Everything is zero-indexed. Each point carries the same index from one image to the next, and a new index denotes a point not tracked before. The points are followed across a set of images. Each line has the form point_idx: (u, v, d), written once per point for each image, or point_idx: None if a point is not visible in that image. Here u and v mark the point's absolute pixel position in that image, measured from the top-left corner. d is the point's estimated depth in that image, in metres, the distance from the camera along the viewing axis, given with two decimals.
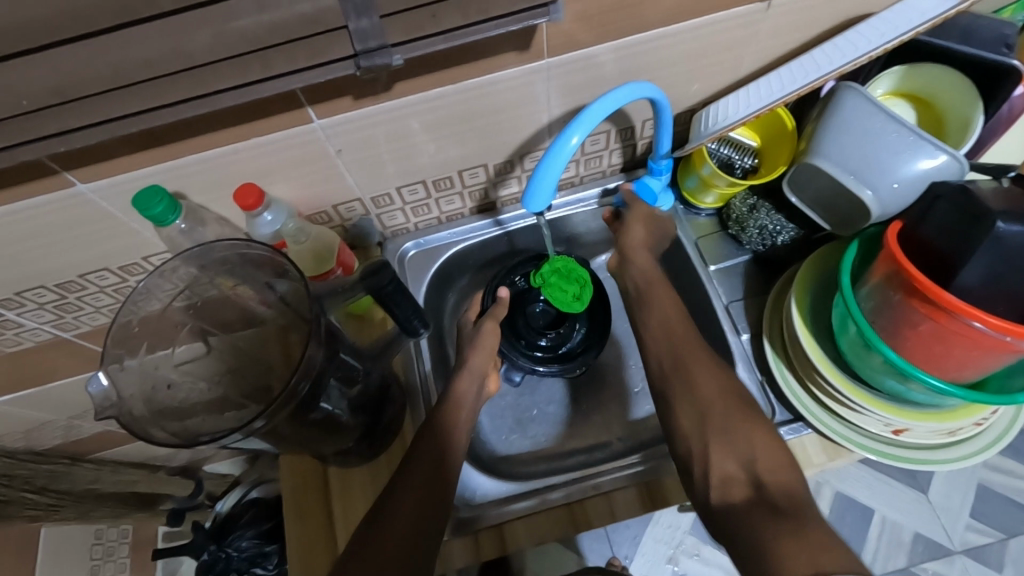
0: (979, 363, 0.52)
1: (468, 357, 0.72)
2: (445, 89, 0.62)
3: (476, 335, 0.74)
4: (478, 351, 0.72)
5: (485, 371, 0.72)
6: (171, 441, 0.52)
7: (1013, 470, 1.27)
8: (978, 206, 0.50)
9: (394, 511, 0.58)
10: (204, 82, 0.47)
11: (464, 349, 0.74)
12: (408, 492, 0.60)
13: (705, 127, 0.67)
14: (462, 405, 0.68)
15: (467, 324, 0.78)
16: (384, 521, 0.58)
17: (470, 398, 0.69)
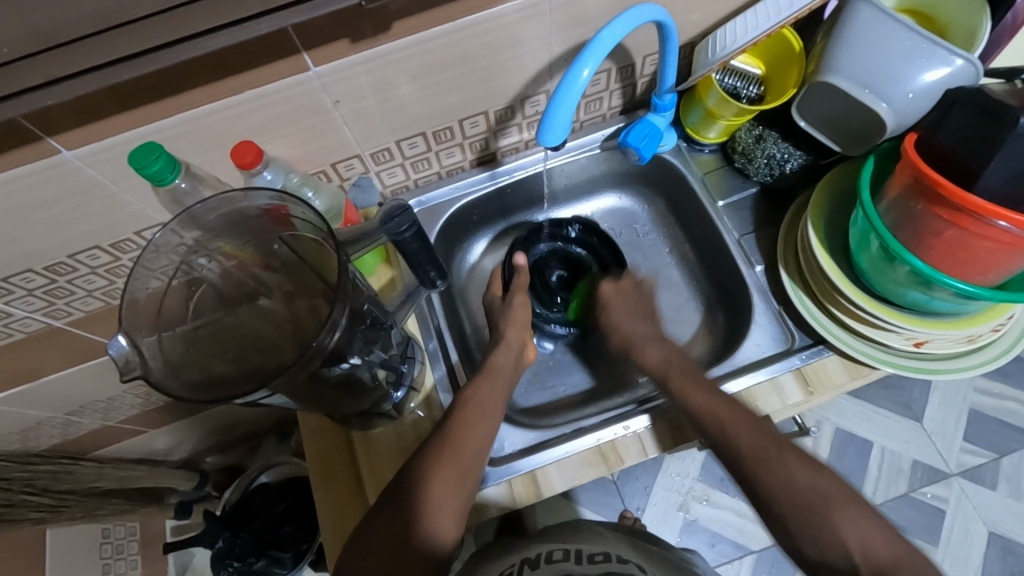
0: (1004, 264, 0.53)
1: (506, 330, 0.73)
2: (444, 27, 0.60)
3: (507, 308, 0.75)
4: (512, 324, 0.73)
5: (522, 342, 0.73)
6: (199, 398, 0.50)
7: (1002, 392, 1.32)
8: (998, 105, 0.49)
9: (420, 483, 0.58)
10: (199, 20, 0.46)
11: (496, 323, 0.75)
12: (436, 463, 0.59)
13: (712, 53, 0.65)
14: (500, 375, 0.69)
15: (494, 300, 0.78)
16: (409, 490, 0.58)
17: (508, 369, 0.70)
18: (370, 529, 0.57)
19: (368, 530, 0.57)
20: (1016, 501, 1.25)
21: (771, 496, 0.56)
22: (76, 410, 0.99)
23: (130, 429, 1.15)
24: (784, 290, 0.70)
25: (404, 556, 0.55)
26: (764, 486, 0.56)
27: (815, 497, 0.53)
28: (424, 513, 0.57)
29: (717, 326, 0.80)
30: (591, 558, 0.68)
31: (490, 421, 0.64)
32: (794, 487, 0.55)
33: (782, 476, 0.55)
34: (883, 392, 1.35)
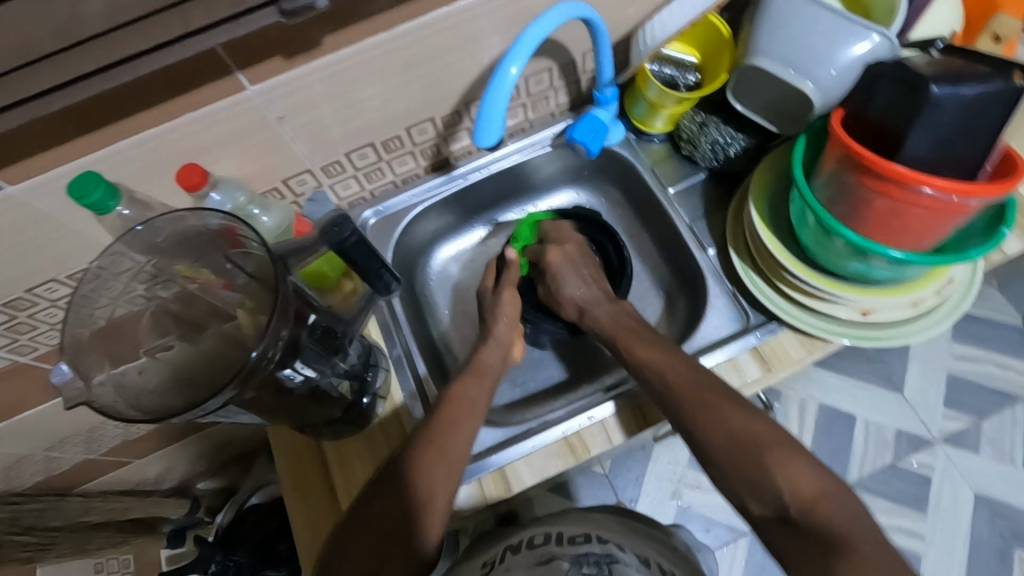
0: (934, 228, 0.54)
1: (494, 326, 0.73)
2: (379, 37, 0.60)
3: (496, 303, 0.75)
4: (500, 320, 0.74)
5: (510, 340, 0.74)
6: (142, 417, 0.51)
7: (978, 356, 1.34)
8: (913, 76, 0.51)
9: (411, 469, 0.59)
10: (126, 46, 0.46)
11: (488, 316, 0.75)
12: (423, 453, 0.60)
13: (643, 44, 0.67)
14: (486, 375, 0.69)
15: (486, 290, 0.79)
16: (396, 479, 0.59)
17: (493, 368, 0.70)
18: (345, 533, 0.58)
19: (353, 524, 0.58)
20: (1000, 462, 1.27)
21: (770, 494, 0.54)
22: (56, 445, 0.98)
23: (114, 462, 1.14)
24: (736, 271, 0.71)
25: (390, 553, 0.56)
26: (761, 485, 0.54)
27: (805, 499, 0.53)
28: (417, 506, 0.58)
29: (678, 311, 0.82)
30: (571, 539, 0.69)
31: (478, 415, 0.65)
32: (787, 492, 0.53)
33: (780, 479, 0.54)
34: (863, 365, 1.36)
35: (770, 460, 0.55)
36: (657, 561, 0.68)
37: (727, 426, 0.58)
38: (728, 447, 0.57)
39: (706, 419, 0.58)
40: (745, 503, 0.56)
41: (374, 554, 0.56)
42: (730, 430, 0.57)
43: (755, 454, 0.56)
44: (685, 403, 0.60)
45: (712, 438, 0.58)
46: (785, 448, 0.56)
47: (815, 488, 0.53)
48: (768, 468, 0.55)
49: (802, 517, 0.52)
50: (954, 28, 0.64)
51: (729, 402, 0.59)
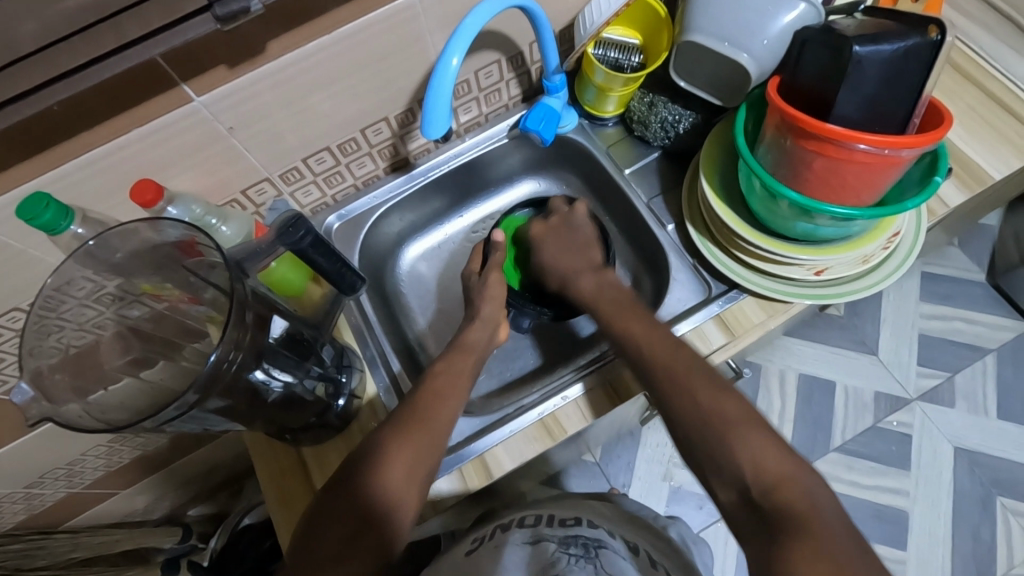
0: (872, 184, 0.57)
1: (482, 307, 0.75)
2: (322, 41, 0.61)
3: (483, 286, 0.76)
4: (488, 300, 0.75)
5: (499, 320, 0.75)
6: (104, 430, 0.50)
7: (943, 313, 1.38)
8: (836, 38, 0.53)
9: (380, 456, 0.59)
10: (64, 63, 0.47)
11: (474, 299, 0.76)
12: (398, 437, 0.60)
13: (584, 29, 0.69)
14: (473, 351, 0.71)
15: (472, 275, 0.80)
16: (370, 461, 0.59)
17: (482, 345, 0.72)
18: (313, 523, 0.56)
19: (330, 508, 0.57)
20: (974, 414, 1.31)
21: (731, 474, 0.54)
22: (36, 481, 0.96)
23: (99, 495, 1.13)
24: (695, 244, 0.73)
25: (359, 540, 0.55)
26: (727, 464, 0.54)
27: (768, 481, 0.52)
28: (390, 495, 0.57)
29: (644, 289, 0.83)
30: (560, 522, 0.70)
31: (462, 393, 0.66)
32: (749, 471, 0.53)
33: (744, 458, 0.54)
34: (835, 331, 1.39)
35: (735, 440, 0.55)
36: (646, 549, 0.69)
37: (700, 407, 0.58)
38: (697, 424, 0.57)
39: (682, 399, 0.59)
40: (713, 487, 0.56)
41: (343, 539, 0.55)
42: (700, 408, 0.57)
43: (721, 429, 0.56)
44: (661, 380, 0.61)
45: (685, 416, 0.58)
46: (754, 430, 0.55)
47: (784, 473, 0.52)
48: (730, 446, 0.55)
49: (765, 499, 0.51)
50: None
51: (704, 380, 0.59)
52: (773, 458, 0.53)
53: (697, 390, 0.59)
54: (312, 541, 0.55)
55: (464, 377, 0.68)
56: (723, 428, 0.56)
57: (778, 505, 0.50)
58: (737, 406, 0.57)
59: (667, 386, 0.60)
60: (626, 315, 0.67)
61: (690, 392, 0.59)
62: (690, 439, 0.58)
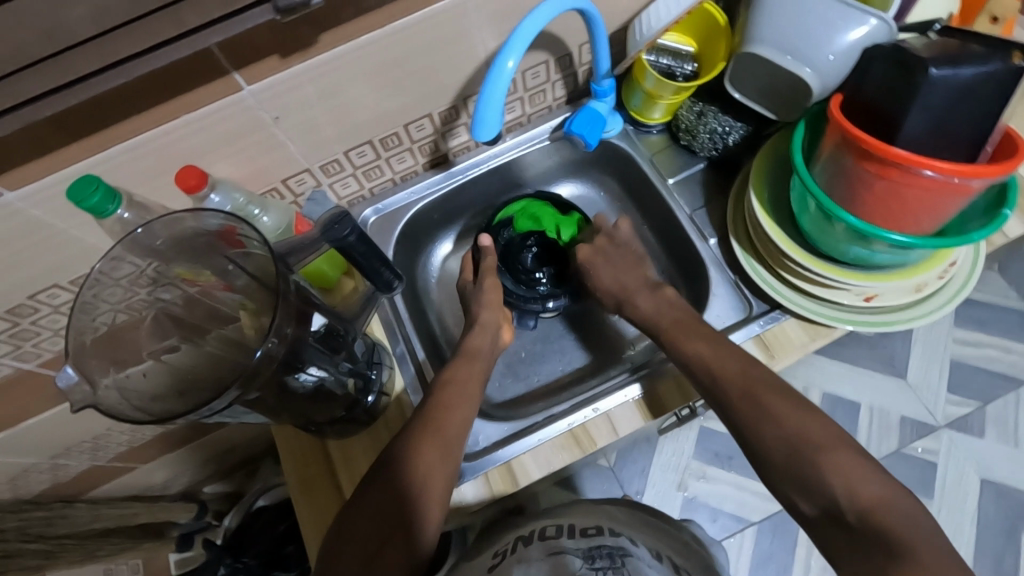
0: (934, 211, 0.54)
1: (478, 313, 0.75)
2: (373, 35, 0.60)
3: (480, 291, 0.77)
4: (485, 305, 0.76)
5: (497, 323, 0.75)
6: (146, 419, 0.50)
7: (980, 340, 1.34)
8: (910, 58, 0.51)
9: (410, 459, 0.59)
10: (122, 49, 0.46)
11: (472, 306, 0.77)
12: (420, 442, 0.60)
13: (639, 36, 0.67)
14: (478, 357, 0.71)
15: (467, 283, 0.81)
16: (394, 467, 0.59)
17: (485, 350, 0.72)
18: (344, 526, 0.57)
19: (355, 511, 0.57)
20: (1005, 445, 1.27)
21: (824, 497, 0.52)
22: (62, 453, 0.97)
23: (121, 468, 1.14)
24: (737, 259, 0.71)
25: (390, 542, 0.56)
26: (815, 485, 0.53)
27: (863, 504, 0.50)
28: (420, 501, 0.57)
29: (679, 300, 0.81)
30: (582, 531, 0.68)
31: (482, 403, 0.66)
32: (843, 493, 0.51)
33: (834, 477, 0.52)
34: (864, 351, 1.36)
35: (825, 462, 0.53)
36: (669, 556, 0.68)
37: (787, 427, 0.56)
38: (782, 447, 0.56)
39: (764, 418, 0.57)
40: (797, 503, 0.54)
41: (373, 538, 0.56)
42: (788, 432, 0.56)
43: (809, 452, 0.54)
44: (733, 395, 0.60)
45: (767, 439, 0.56)
46: (841, 449, 0.54)
47: (877, 498, 0.51)
48: (822, 470, 0.53)
49: (860, 523, 0.50)
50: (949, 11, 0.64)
51: (779, 396, 0.58)
52: (868, 485, 0.51)
53: (786, 415, 0.57)
54: (344, 545, 0.56)
55: (477, 377, 0.68)
56: (810, 452, 0.54)
57: (873, 527, 0.49)
58: (821, 428, 0.56)
59: (748, 408, 0.58)
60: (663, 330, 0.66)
61: (782, 420, 0.57)
62: (771, 458, 0.56)
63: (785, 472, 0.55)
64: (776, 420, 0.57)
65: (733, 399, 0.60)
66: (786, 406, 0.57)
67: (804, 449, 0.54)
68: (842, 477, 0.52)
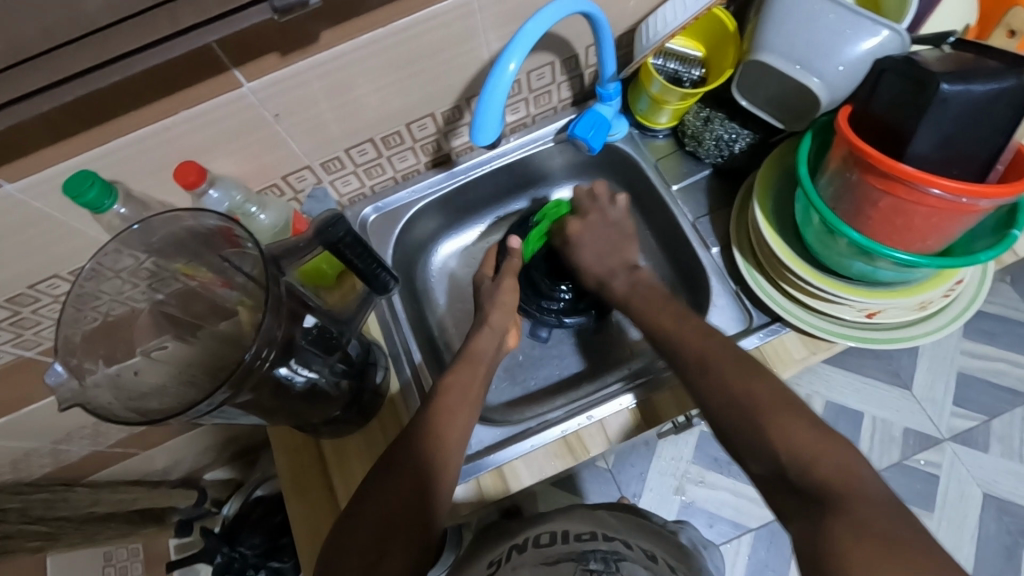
0: (942, 230, 0.53)
1: (488, 314, 0.74)
2: (376, 33, 0.60)
3: (484, 293, 0.77)
4: (497, 307, 0.74)
5: (505, 327, 0.74)
6: (136, 419, 0.51)
7: (988, 353, 1.32)
8: (922, 73, 0.49)
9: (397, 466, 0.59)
10: (119, 45, 0.46)
11: (484, 304, 0.75)
12: (409, 448, 0.60)
13: (646, 40, 0.66)
14: (480, 360, 0.70)
15: (484, 279, 0.80)
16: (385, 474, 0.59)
17: (488, 354, 0.70)
18: (344, 534, 0.57)
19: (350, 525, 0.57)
20: (1009, 461, 1.25)
21: (766, 455, 0.51)
22: (63, 438, 0.98)
23: (122, 454, 1.15)
24: (739, 270, 0.70)
25: (388, 549, 0.56)
26: (760, 445, 0.52)
27: (804, 459, 0.49)
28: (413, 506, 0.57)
29: None
30: (577, 537, 0.68)
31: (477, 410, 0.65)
32: (782, 448, 0.50)
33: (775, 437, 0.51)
34: (869, 361, 1.35)
35: (767, 420, 0.52)
36: (663, 557, 0.67)
37: (730, 389, 0.56)
38: (726, 407, 0.55)
39: (706, 379, 0.58)
40: (744, 461, 0.54)
41: (371, 547, 0.56)
42: (733, 394, 0.55)
43: (753, 413, 0.53)
44: (689, 367, 0.59)
45: (713, 399, 0.56)
46: (787, 410, 0.53)
47: (818, 448, 0.49)
48: (764, 428, 0.52)
49: (799, 476, 0.49)
50: (967, 23, 0.62)
51: (733, 364, 0.57)
52: (805, 436, 0.50)
53: (725, 376, 0.57)
54: (344, 550, 0.56)
55: (479, 380, 0.67)
56: (753, 412, 0.53)
57: (815, 483, 0.48)
58: (764, 387, 0.55)
59: (695, 373, 0.59)
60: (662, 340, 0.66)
61: (727, 382, 0.56)
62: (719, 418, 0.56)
63: (733, 425, 0.55)
64: (720, 382, 0.57)
65: (682, 365, 0.60)
66: (731, 368, 0.57)
67: (745, 406, 0.54)
68: (786, 433, 0.51)
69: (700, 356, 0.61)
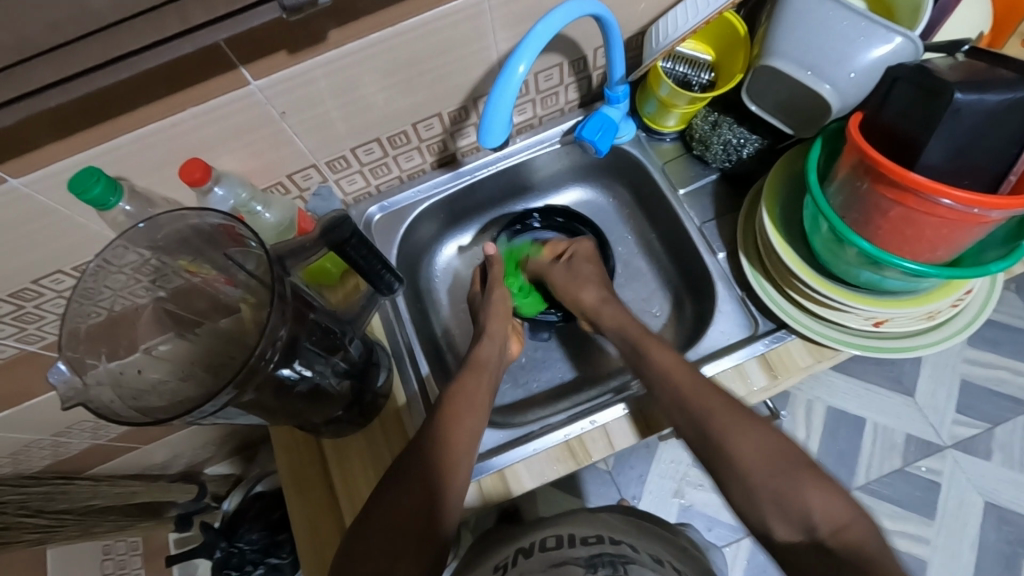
0: (952, 241, 0.53)
1: (487, 324, 0.74)
2: (384, 32, 0.59)
3: (489, 302, 0.77)
4: (494, 316, 0.75)
5: (504, 335, 0.75)
6: (139, 419, 0.50)
7: (992, 361, 1.31)
8: (935, 82, 0.49)
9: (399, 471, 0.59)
10: (126, 41, 0.46)
11: (480, 316, 0.76)
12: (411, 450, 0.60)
13: (656, 43, 0.66)
14: (485, 369, 0.70)
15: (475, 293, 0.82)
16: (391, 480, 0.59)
17: (492, 361, 0.71)
18: (355, 542, 0.57)
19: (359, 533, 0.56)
20: (1011, 469, 1.25)
21: (797, 514, 0.53)
22: (64, 431, 0.98)
23: (122, 448, 1.14)
24: (745, 276, 0.70)
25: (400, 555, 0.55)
26: (792, 506, 0.53)
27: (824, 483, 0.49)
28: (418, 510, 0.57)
29: (685, 313, 0.80)
30: (584, 541, 0.68)
31: (478, 415, 0.65)
32: (817, 515, 0.52)
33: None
34: (872, 367, 1.34)
35: (799, 485, 0.54)
36: (670, 560, 0.67)
37: (758, 444, 0.57)
38: (760, 463, 0.56)
39: (733, 432, 0.58)
40: (770, 524, 0.54)
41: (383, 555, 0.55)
42: (762, 449, 0.57)
43: (787, 472, 0.55)
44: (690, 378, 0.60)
45: (744, 452, 0.57)
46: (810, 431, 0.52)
47: (846, 518, 0.52)
48: (799, 488, 0.54)
49: (835, 541, 0.51)
50: (980, 30, 0.61)
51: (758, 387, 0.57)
52: (840, 506, 0.53)
53: (753, 432, 0.58)
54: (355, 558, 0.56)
55: (485, 388, 0.68)
56: (788, 472, 0.55)
57: (849, 548, 0.50)
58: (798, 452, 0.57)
59: (721, 426, 0.58)
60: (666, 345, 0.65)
61: (754, 439, 0.57)
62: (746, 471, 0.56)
63: (755, 481, 0.56)
64: (745, 437, 0.57)
65: (706, 407, 0.60)
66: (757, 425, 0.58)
67: (773, 462, 0.56)
68: (814, 501, 0.53)
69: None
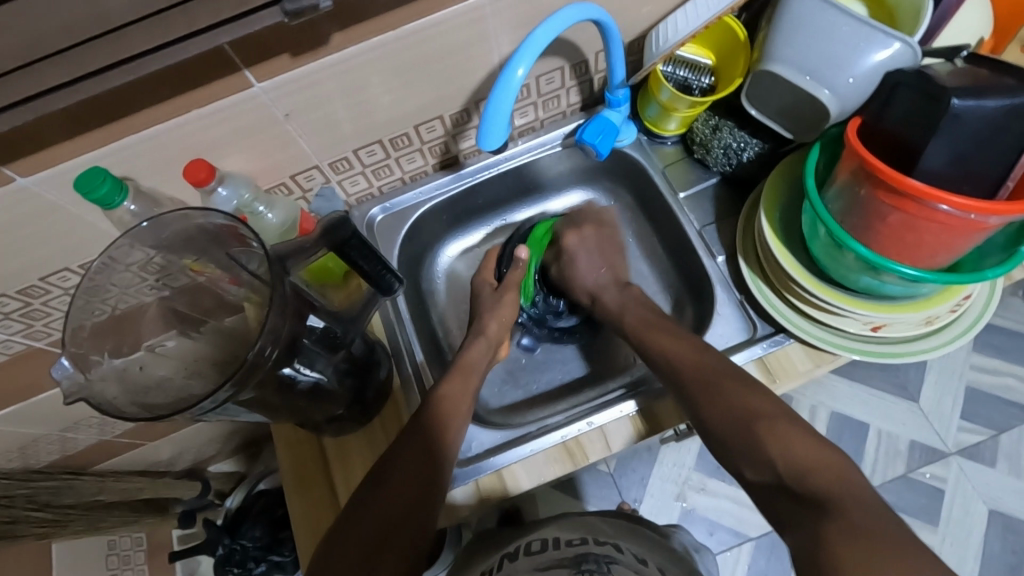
0: (950, 246, 0.53)
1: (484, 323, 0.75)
2: (387, 36, 0.60)
3: (496, 304, 0.77)
4: (495, 318, 0.76)
5: (501, 338, 0.76)
6: (140, 415, 0.51)
7: (999, 368, 1.30)
8: (934, 87, 0.49)
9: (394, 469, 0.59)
10: (132, 44, 0.47)
11: (482, 314, 0.77)
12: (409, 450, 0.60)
13: (656, 47, 0.66)
14: (473, 371, 0.70)
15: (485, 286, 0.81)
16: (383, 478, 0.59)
17: (481, 363, 0.71)
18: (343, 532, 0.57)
19: (353, 529, 0.57)
20: (1016, 478, 1.24)
21: (762, 461, 0.52)
22: (70, 427, 0.99)
23: (128, 444, 1.15)
24: (744, 280, 0.70)
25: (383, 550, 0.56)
26: (757, 453, 0.52)
27: (798, 467, 0.50)
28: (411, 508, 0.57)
29: (685, 316, 0.80)
30: (567, 543, 0.68)
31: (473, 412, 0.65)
32: (778, 459, 0.51)
33: (774, 449, 0.52)
34: (876, 372, 1.33)
35: (763, 432, 0.53)
36: (653, 560, 0.67)
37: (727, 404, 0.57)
38: (724, 419, 0.56)
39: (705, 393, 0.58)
40: (741, 471, 0.54)
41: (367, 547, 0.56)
42: (731, 408, 0.56)
43: (751, 425, 0.54)
44: (689, 380, 0.60)
45: (715, 415, 0.57)
46: (785, 423, 0.53)
47: (815, 460, 0.50)
48: (761, 440, 0.53)
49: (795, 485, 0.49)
50: (981, 36, 0.61)
51: (736, 382, 0.58)
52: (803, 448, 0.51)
53: (728, 389, 0.58)
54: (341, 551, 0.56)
55: (471, 389, 0.68)
56: (752, 425, 0.54)
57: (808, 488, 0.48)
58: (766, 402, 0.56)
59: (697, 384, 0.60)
60: (665, 347, 0.66)
61: (721, 392, 0.58)
62: (717, 434, 0.57)
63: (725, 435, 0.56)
64: (718, 390, 0.58)
65: (691, 381, 0.60)
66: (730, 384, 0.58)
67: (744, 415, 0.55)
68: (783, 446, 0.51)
69: (700, 359, 0.61)
